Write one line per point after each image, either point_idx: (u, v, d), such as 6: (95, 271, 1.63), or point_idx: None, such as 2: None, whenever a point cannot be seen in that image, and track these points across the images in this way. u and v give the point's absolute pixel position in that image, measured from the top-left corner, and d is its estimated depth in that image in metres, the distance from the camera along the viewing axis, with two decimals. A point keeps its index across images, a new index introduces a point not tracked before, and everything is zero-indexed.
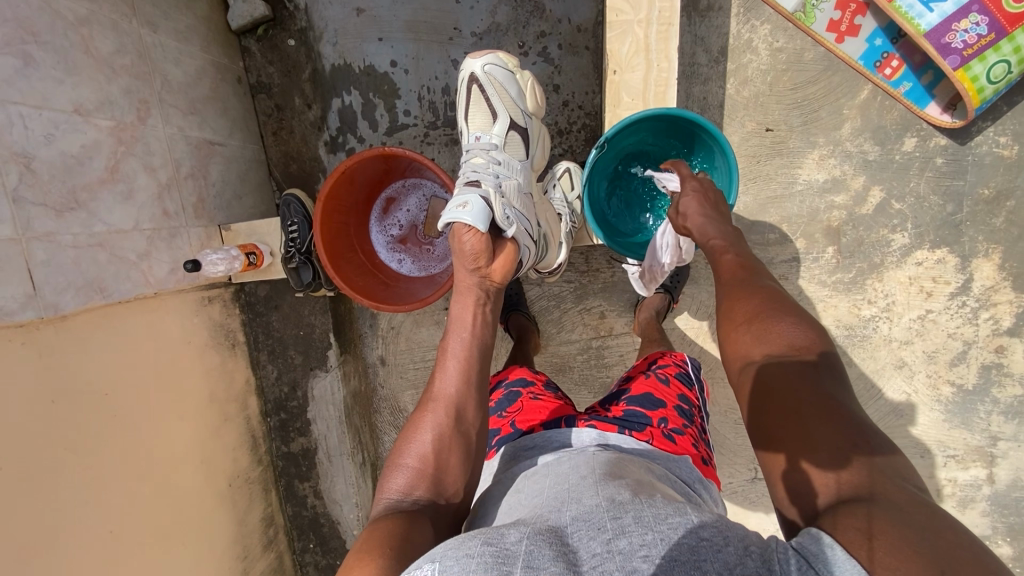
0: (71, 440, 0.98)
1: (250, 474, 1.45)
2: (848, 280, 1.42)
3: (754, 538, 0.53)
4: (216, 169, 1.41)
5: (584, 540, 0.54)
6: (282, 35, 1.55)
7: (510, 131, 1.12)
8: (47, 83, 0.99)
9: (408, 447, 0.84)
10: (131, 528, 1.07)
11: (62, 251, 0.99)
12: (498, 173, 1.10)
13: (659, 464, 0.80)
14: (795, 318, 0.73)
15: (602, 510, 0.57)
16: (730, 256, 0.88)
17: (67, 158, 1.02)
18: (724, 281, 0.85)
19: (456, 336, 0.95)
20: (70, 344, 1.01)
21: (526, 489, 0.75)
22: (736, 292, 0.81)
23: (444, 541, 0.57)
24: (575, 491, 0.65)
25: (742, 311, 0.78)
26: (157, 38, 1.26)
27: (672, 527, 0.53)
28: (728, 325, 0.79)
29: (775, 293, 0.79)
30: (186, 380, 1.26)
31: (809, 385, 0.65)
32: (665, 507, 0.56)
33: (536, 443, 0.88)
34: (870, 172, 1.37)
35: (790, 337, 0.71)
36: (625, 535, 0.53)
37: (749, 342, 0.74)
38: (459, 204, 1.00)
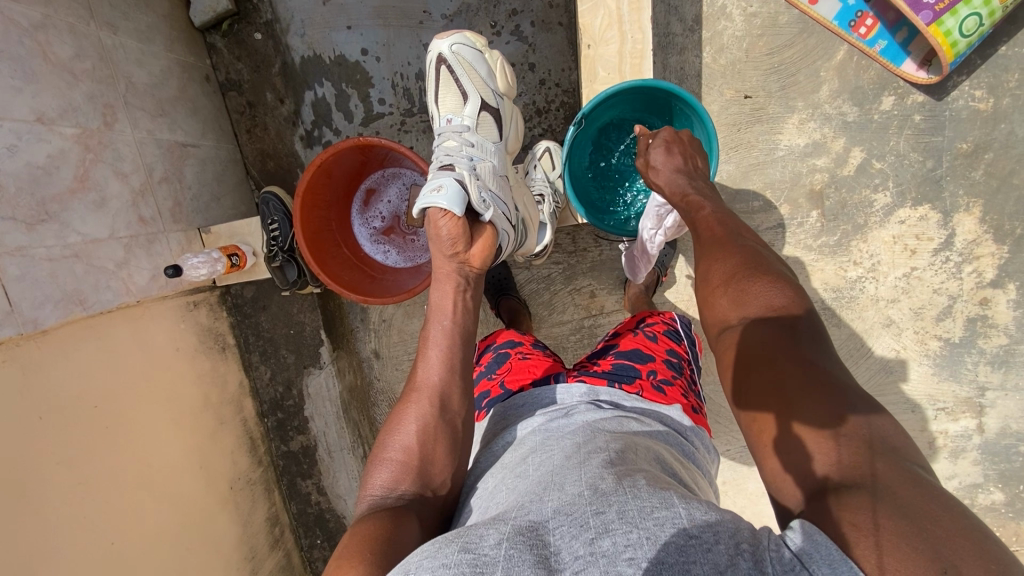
0: (67, 457, 0.97)
1: (251, 476, 1.45)
2: (834, 242, 1.43)
3: (743, 532, 0.53)
4: (191, 171, 1.39)
5: (567, 538, 0.54)
6: (249, 30, 1.52)
7: (482, 112, 1.10)
8: (5, 93, 0.95)
9: (394, 440, 0.85)
10: (132, 541, 1.06)
11: (37, 265, 0.96)
12: (472, 156, 1.07)
13: (649, 425, 0.82)
14: (772, 278, 0.74)
15: (584, 504, 0.58)
16: (710, 212, 0.87)
17: (34, 169, 0.98)
18: (697, 235, 0.87)
19: (437, 323, 0.96)
20: (54, 358, 0.98)
21: (514, 466, 0.76)
22: (713, 247, 0.83)
23: (419, 549, 0.57)
24: (559, 478, 0.65)
25: (717, 277, 0.79)
26: (117, 39, 1.23)
27: (658, 524, 0.53)
28: (705, 289, 0.80)
29: (750, 250, 0.80)
30: (177, 386, 1.24)
31: (791, 352, 0.66)
32: (651, 499, 0.56)
33: (526, 401, 0.92)
34: (850, 134, 1.37)
35: (768, 298, 0.72)
36: (609, 534, 0.53)
37: (726, 308, 0.76)
38: (434, 188, 0.97)
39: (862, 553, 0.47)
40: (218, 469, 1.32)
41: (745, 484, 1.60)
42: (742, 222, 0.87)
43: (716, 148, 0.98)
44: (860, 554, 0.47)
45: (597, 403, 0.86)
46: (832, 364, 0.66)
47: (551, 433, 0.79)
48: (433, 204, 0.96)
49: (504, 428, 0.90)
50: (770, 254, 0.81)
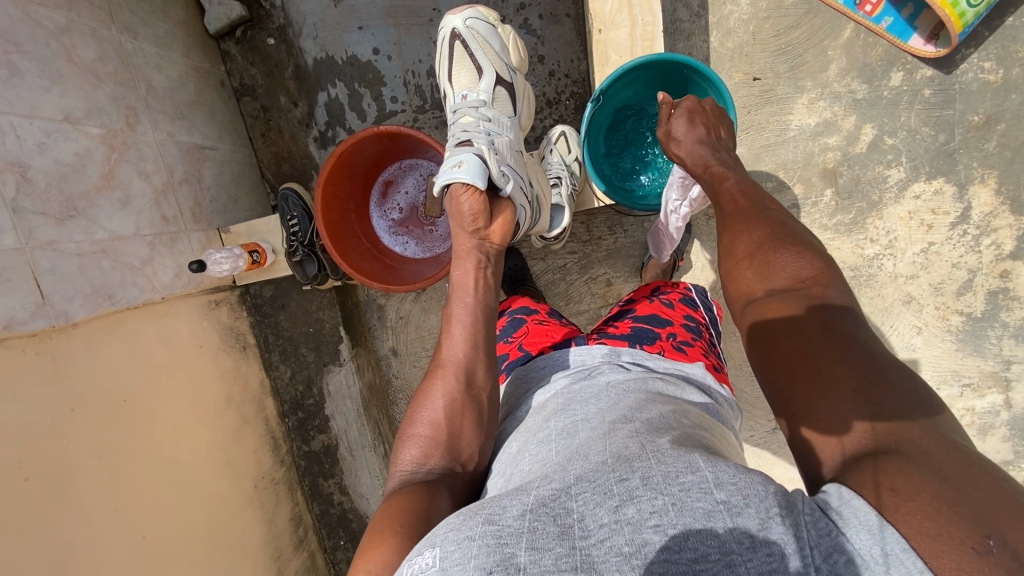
0: (98, 449, 0.97)
1: (275, 476, 1.44)
2: (849, 221, 1.43)
3: (777, 491, 0.51)
4: (210, 173, 1.41)
5: (590, 506, 0.53)
6: (262, 35, 1.56)
7: (497, 86, 1.12)
8: (34, 92, 0.98)
9: (422, 415, 0.85)
10: (164, 537, 1.06)
11: (67, 259, 0.97)
12: (489, 130, 1.08)
13: (673, 389, 0.80)
14: (799, 251, 0.73)
15: (607, 471, 0.56)
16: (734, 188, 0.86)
17: (62, 166, 1.00)
18: (718, 208, 0.86)
19: (460, 301, 0.95)
20: (83, 350, 0.98)
21: (537, 432, 0.76)
22: (737, 225, 0.80)
23: (444, 522, 0.57)
24: (583, 448, 0.64)
25: (742, 251, 0.77)
26: (137, 44, 1.26)
27: (684, 489, 0.51)
28: (731, 264, 0.78)
29: (773, 220, 0.79)
30: (202, 383, 1.25)
31: (815, 322, 0.64)
32: (676, 463, 0.54)
33: (547, 363, 0.93)
34: (860, 111, 1.38)
35: (794, 269, 0.70)
36: (633, 502, 0.51)
37: (752, 279, 0.74)
38: (454, 164, 0.99)
39: (901, 517, 0.45)
40: (242, 467, 1.32)
41: (772, 470, 1.57)
42: (760, 189, 0.86)
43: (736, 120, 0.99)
44: (899, 518, 0.45)
45: (621, 365, 0.86)
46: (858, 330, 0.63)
47: (573, 400, 0.78)
48: (454, 181, 0.97)
49: (525, 391, 0.91)
50: (794, 223, 0.80)
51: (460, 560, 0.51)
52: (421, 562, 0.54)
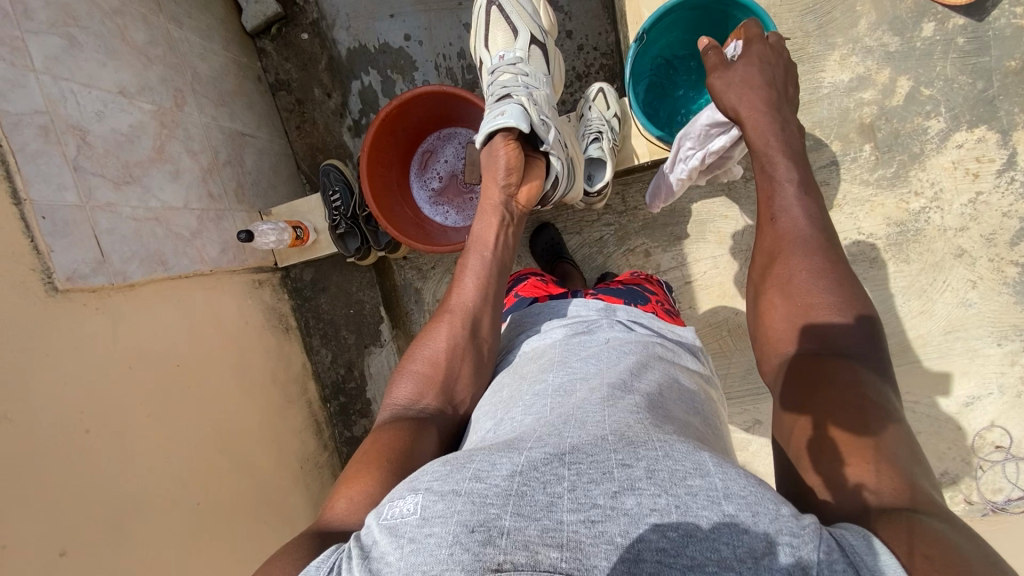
0: (154, 410, 0.96)
1: (318, 459, 1.42)
2: (891, 175, 1.41)
3: (790, 514, 0.47)
4: (250, 158, 1.44)
5: (585, 479, 0.49)
6: (296, 31, 1.61)
7: (532, 46, 1.14)
8: (92, 64, 1.01)
9: (421, 352, 0.84)
10: (215, 506, 1.03)
11: (123, 222, 0.98)
12: (527, 84, 1.09)
13: (671, 361, 0.79)
14: (838, 300, 0.69)
15: (610, 448, 0.52)
16: (780, 217, 0.78)
17: (118, 136, 1.03)
18: (761, 219, 0.81)
19: (477, 254, 0.96)
20: (141, 311, 0.98)
21: (530, 382, 0.73)
22: (773, 272, 0.75)
23: (428, 469, 0.55)
24: (582, 415, 0.60)
25: (780, 302, 0.73)
26: (182, 33, 1.31)
27: (690, 493, 0.47)
28: (762, 312, 0.76)
29: (811, 246, 0.74)
30: (249, 358, 1.25)
31: (848, 376, 0.62)
32: (685, 459, 0.51)
33: (542, 310, 0.94)
34: (894, 64, 1.38)
35: (832, 328, 0.68)
36: (634, 492, 0.48)
37: (786, 334, 0.72)
38: (498, 114, 1.00)
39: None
40: (288, 447, 1.31)
41: None
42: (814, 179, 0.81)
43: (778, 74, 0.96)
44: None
45: (620, 324, 0.85)
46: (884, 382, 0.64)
47: (569, 359, 0.76)
48: (497, 129, 0.99)
49: (519, 334, 0.92)
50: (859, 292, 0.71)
51: (441, 514, 0.48)
52: (401, 506, 0.51)
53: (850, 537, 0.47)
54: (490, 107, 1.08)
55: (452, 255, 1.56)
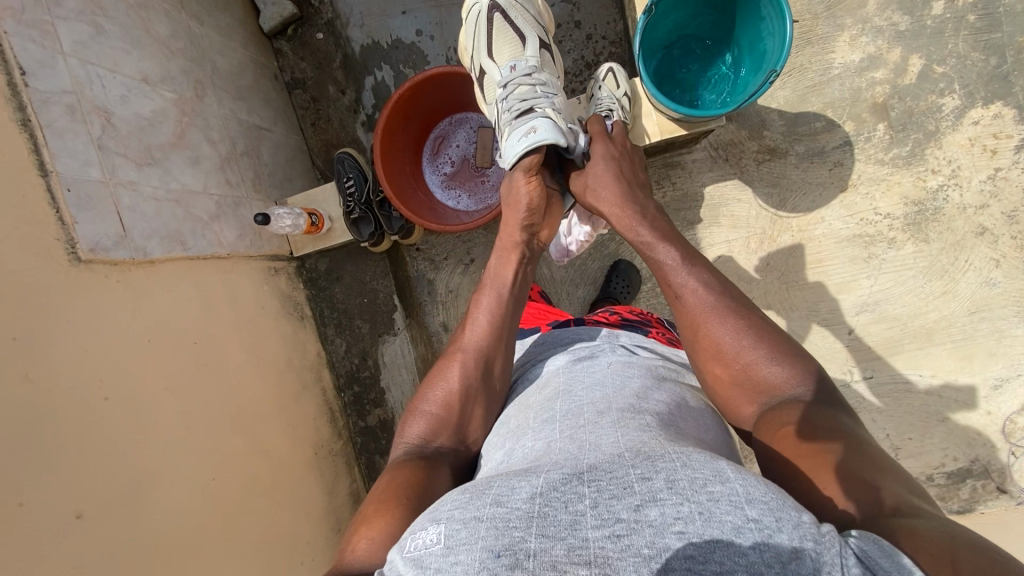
0: (173, 385, 0.97)
1: (333, 448, 1.42)
2: (907, 154, 1.40)
3: (810, 520, 0.48)
4: (267, 151, 1.47)
5: (606, 494, 0.50)
6: (311, 31, 1.66)
7: (541, 50, 1.09)
8: (118, 52, 1.05)
9: (434, 393, 0.84)
10: (232, 486, 1.03)
11: (144, 200, 1.01)
12: (547, 94, 1.05)
13: (682, 388, 0.80)
14: (766, 343, 0.75)
15: (627, 463, 0.53)
16: (684, 290, 0.83)
17: (141, 120, 1.06)
18: (668, 296, 0.85)
19: (490, 292, 0.95)
20: (159, 287, 1.00)
21: (539, 409, 0.74)
22: (702, 342, 0.79)
23: (447, 499, 0.56)
24: (596, 437, 0.62)
25: (722, 368, 0.77)
26: (203, 30, 1.35)
27: (713, 498, 0.48)
28: (712, 381, 0.79)
29: (725, 307, 0.79)
30: (266, 343, 1.26)
31: (826, 424, 0.66)
32: (704, 467, 0.51)
33: (548, 341, 0.96)
34: (905, 42, 1.38)
35: (771, 373, 0.74)
36: (656, 503, 0.48)
37: (742, 399, 0.76)
38: (528, 131, 1.00)
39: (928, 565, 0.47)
40: (303, 432, 1.31)
41: None
42: (691, 245, 0.89)
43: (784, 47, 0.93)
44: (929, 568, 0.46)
45: (623, 348, 0.87)
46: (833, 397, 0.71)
47: (575, 382, 0.77)
48: (531, 148, 0.99)
49: (525, 366, 0.93)
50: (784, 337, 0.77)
51: (466, 541, 0.49)
52: (424, 538, 0.53)
53: (864, 544, 0.49)
54: (511, 123, 1.04)
55: (464, 245, 1.56)
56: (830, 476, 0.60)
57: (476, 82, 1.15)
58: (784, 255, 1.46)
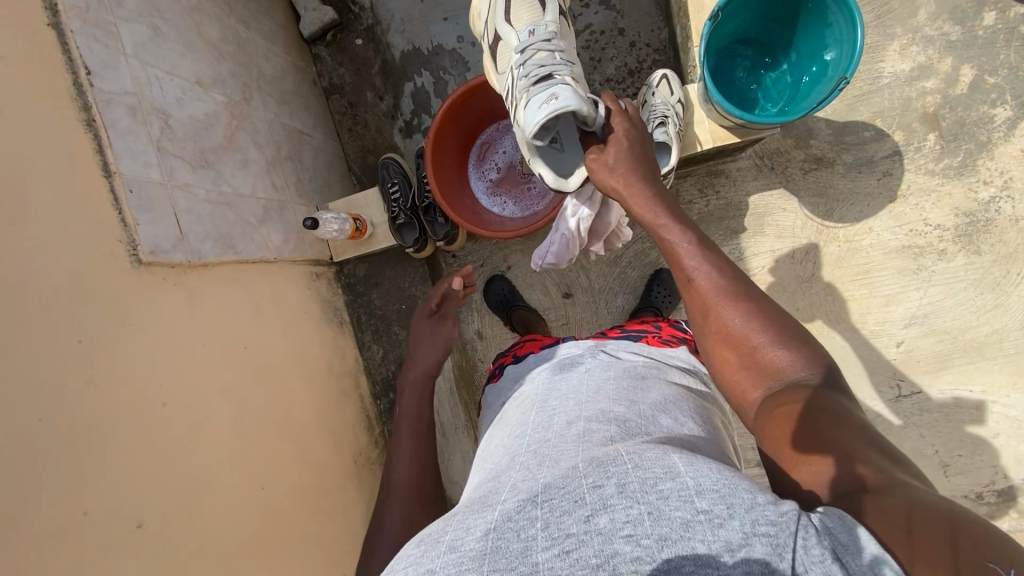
0: (226, 389, 0.95)
1: (370, 456, 1.39)
2: (957, 164, 1.38)
3: (762, 497, 0.50)
4: (308, 156, 1.47)
5: (558, 513, 0.52)
6: (350, 37, 1.65)
7: (560, 18, 1.02)
8: (174, 54, 1.05)
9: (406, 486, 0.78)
10: (279, 494, 1.01)
11: (199, 203, 1.00)
12: (566, 63, 0.97)
13: (658, 380, 0.81)
14: (769, 327, 0.70)
15: (581, 476, 0.55)
16: (695, 274, 0.79)
17: (195, 122, 1.05)
18: (680, 280, 0.81)
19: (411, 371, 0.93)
20: (213, 290, 0.99)
21: (512, 431, 0.75)
22: (711, 325, 0.75)
23: (406, 553, 0.56)
24: (555, 453, 0.63)
25: (731, 351, 0.72)
26: (249, 34, 1.35)
27: (662, 497, 0.50)
28: (720, 367, 0.74)
29: (738, 289, 0.75)
30: (308, 348, 1.24)
31: (829, 401, 0.60)
32: (654, 468, 0.54)
33: (530, 365, 0.94)
34: (956, 52, 1.36)
35: (774, 357, 0.68)
36: (606, 511, 0.50)
37: (747, 383, 0.70)
38: (550, 97, 0.89)
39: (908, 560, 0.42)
40: (343, 439, 1.29)
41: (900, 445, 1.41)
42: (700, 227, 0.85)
43: (855, 52, 0.92)
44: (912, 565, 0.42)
45: (603, 355, 0.87)
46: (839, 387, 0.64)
47: (549, 398, 0.78)
48: (553, 115, 0.88)
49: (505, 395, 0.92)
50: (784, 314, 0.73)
51: None
52: None
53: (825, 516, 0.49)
54: (528, 89, 0.94)
55: (500, 252, 1.59)
56: (827, 468, 0.54)
57: (487, 46, 1.08)
58: (831, 266, 1.44)
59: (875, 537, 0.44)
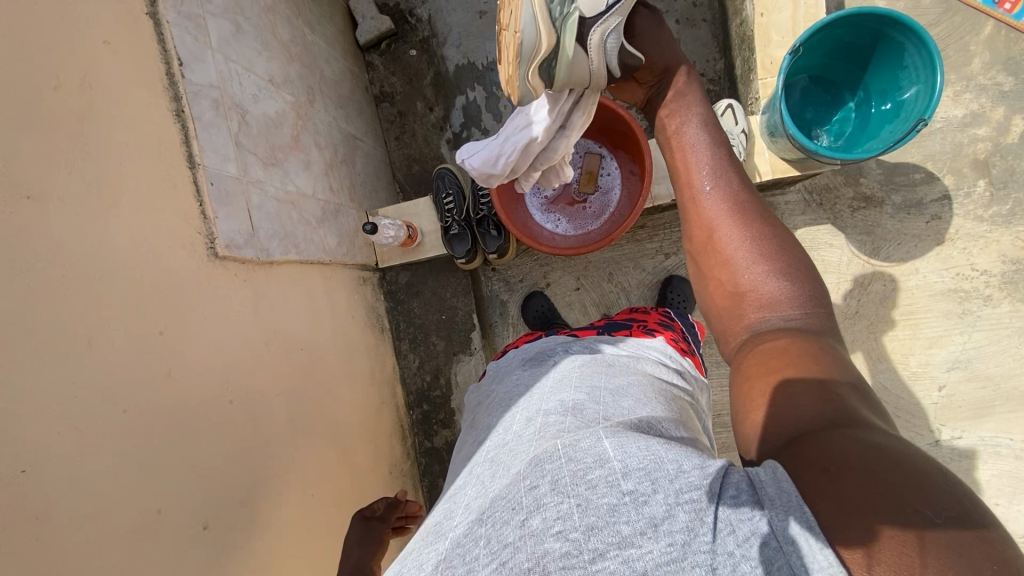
0: (284, 390, 0.94)
1: (402, 468, 1.37)
2: (1006, 212, 1.39)
3: (698, 470, 0.50)
4: (359, 161, 1.47)
5: (497, 526, 0.51)
6: (405, 47, 1.67)
7: None
8: (252, 51, 1.05)
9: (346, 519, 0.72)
10: (325, 501, 0.99)
11: (268, 200, 0.99)
12: None
13: (628, 361, 0.80)
14: (773, 258, 0.71)
15: (520, 480, 0.55)
16: (712, 183, 0.77)
17: (268, 120, 1.06)
18: (688, 195, 0.79)
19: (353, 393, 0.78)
20: (277, 289, 0.98)
21: (477, 439, 0.75)
22: (715, 247, 0.75)
23: None
24: (508, 457, 0.62)
25: (727, 276, 0.73)
26: (313, 37, 1.36)
27: (591, 488, 0.51)
28: (712, 290, 0.76)
29: (752, 212, 0.74)
30: (352, 353, 1.22)
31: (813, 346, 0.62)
32: (586, 459, 0.54)
33: (511, 359, 0.93)
34: (1009, 102, 1.38)
35: (770, 289, 0.69)
36: (539, 511, 0.50)
37: (739, 316, 0.72)
38: None
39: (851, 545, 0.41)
40: (380, 449, 1.27)
41: None
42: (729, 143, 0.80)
43: (936, 95, 0.94)
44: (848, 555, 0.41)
45: (576, 348, 0.85)
46: (827, 328, 0.66)
47: (516, 397, 0.76)
48: None
49: (485, 385, 0.92)
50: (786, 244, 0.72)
51: None
52: None
53: (762, 473, 0.49)
54: None
55: (540, 268, 1.55)
56: (792, 387, 0.57)
57: None
58: (876, 304, 1.43)
59: (805, 500, 0.45)
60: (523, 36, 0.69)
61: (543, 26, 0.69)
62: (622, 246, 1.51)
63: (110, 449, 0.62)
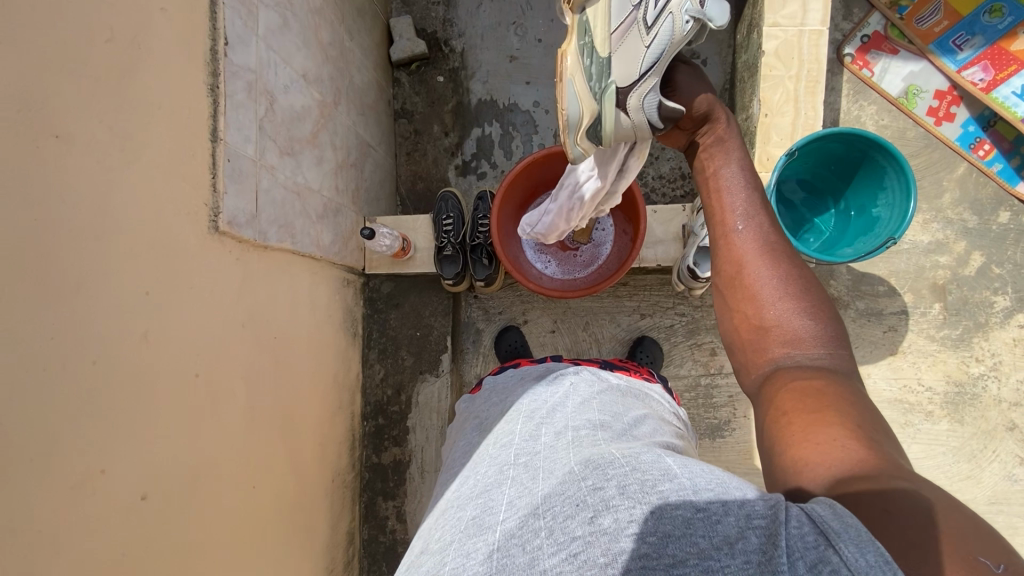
0: (249, 374, 0.93)
1: (345, 477, 1.35)
2: (955, 336, 1.50)
3: (757, 495, 0.50)
4: (368, 168, 1.50)
5: (561, 518, 0.54)
6: (433, 72, 1.74)
7: None
8: (292, 46, 1.09)
9: None
10: (265, 495, 0.97)
11: (276, 187, 1.01)
12: None
13: (637, 394, 0.86)
14: (799, 296, 0.68)
15: (579, 480, 0.57)
16: (744, 222, 0.74)
17: (293, 112, 1.09)
18: (720, 230, 0.75)
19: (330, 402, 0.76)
20: (264, 274, 0.99)
21: (496, 439, 0.76)
22: (743, 282, 0.71)
23: None
24: (547, 463, 0.64)
25: (752, 309, 0.70)
26: (350, 44, 1.42)
27: (659, 495, 0.52)
28: (736, 324, 0.72)
29: (779, 251, 0.72)
30: (322, 352, 1.22)
31: (849, 389, 0.59)
32: (651, 472, 0.56)
33: (519, 375, 0.94)
34: (970, 239, 1.52)
35: (795, 326, 0.67)
36: (609, 512, 0.52)
37: (762, 349, 0.68)
38: None
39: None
40: (328, 453, 1.25)
41: None
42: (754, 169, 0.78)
43: (907, 219, 1.03)
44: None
45: (587, 370, 0.87)
46: (850, 371, 0.64)
47: (538, 406, 0.79)
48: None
49: (491, 394, 0.94)
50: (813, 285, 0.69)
51: None
52: None
53: (820, 509, 0.45)
54: None
55: (520, 304, 1.59)
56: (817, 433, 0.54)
57: None
58: None
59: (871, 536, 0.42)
60: (568, 111, 0.75)
61: (584, 100, 0.74)
62: (603, 298, 1.56)
63: (71, 397, 0.61)
